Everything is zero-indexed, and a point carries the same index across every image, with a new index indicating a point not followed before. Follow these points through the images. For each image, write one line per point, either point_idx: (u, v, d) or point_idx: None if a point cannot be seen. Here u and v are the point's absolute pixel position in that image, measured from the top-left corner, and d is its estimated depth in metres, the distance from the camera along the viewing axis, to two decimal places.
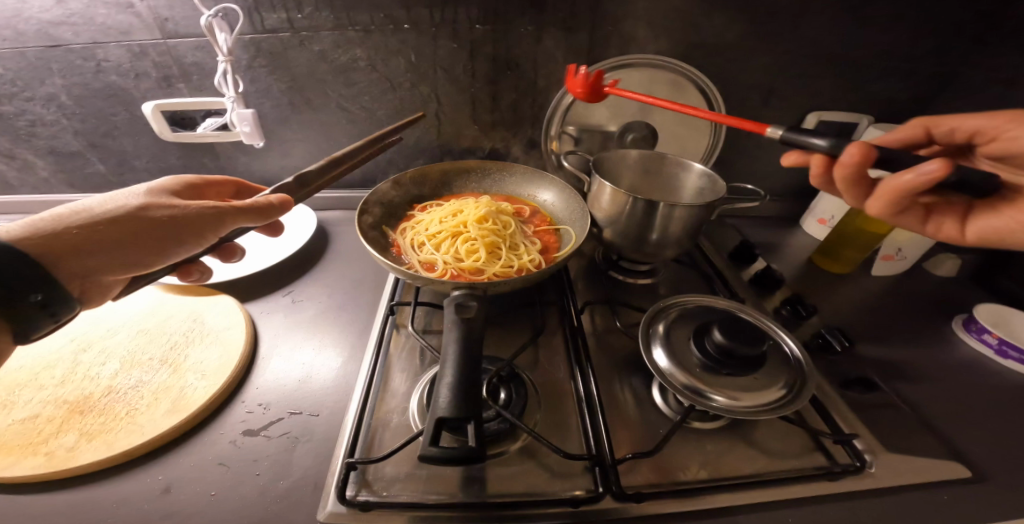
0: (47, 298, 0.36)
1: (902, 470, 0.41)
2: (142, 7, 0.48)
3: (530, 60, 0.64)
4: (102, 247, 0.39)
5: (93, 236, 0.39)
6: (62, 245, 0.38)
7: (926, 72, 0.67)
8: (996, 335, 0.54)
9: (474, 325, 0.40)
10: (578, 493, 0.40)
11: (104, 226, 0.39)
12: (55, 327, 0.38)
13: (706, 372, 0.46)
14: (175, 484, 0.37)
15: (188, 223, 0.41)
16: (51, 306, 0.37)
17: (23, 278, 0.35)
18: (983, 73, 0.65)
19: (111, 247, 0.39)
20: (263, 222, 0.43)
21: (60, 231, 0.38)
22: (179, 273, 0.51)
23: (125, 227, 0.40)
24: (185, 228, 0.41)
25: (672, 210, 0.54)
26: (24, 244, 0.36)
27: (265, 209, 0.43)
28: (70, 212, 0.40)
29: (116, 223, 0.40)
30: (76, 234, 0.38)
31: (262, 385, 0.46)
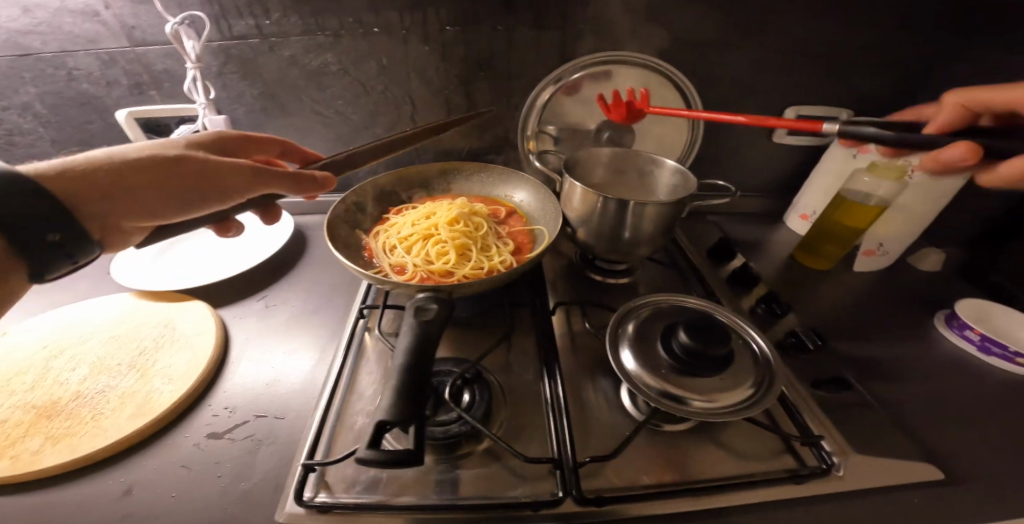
0: (65, 239, 0.35)
1: (871, 472, 0.40)
2: (108, 16, 0.49)
3: (503, 60, 0.64)
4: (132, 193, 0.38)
5: (129, 180, 0.38)
6: (93, 184, 0.37)
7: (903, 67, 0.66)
8: (978, 331, 0.53)
9: (432, 327, 0.40)
10: (538, 496, 0.40)
11: (140, 171, 0.39)
12: (71, 268, 0.37)
13: (672, 373, 0.45)
14: (136, 487, 0.38)
15: (227, 180, 0.41)
16: (71, 248, 0.36)
17: (49, 215, 0.34)
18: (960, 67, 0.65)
19: (143, 194, 0.38)
20: (301, 191, 0.45)
21: (94, 168, 0.37)
22: (219, 227, 0.54)
23: (158, 175, 0.39)
24: (220, 185, 0.41)
25: (642, 208, 0.54)
26: (54, 180, 0.35)
27: (306, 179, 0.45)
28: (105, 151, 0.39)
29: (152, 170, 0.39)
30: (109, 174, 0.38)
31: (230, 389, 0.46)
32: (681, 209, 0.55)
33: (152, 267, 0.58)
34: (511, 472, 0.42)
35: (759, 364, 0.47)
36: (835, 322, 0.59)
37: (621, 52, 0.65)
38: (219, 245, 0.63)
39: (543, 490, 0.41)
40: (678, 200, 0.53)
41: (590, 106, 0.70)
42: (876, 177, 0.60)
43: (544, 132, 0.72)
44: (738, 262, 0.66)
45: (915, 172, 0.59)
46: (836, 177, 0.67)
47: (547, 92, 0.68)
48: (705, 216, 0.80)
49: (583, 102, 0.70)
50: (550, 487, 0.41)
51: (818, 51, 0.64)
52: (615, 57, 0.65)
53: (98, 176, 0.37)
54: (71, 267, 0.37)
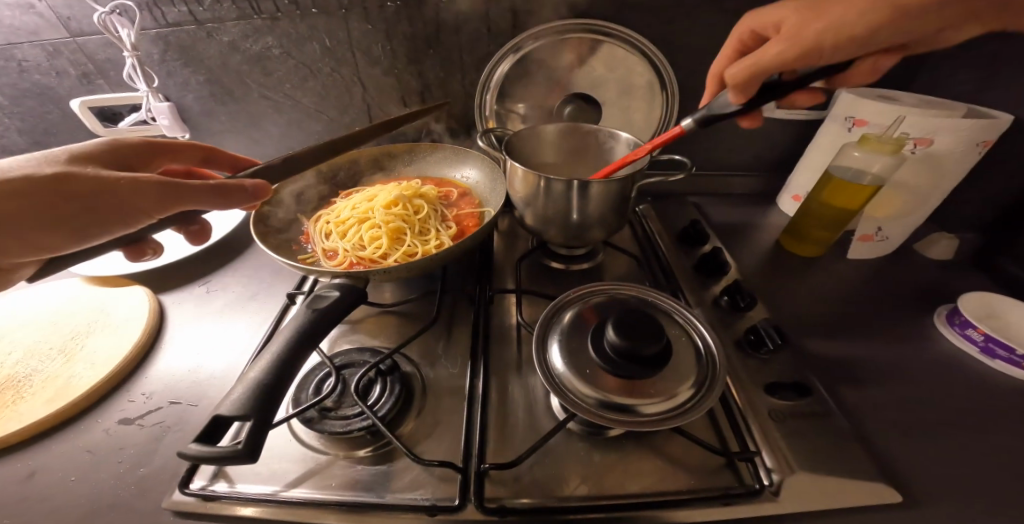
0: None
1: (815, 495, 0.34)
2: (42, 8, 0.52)
3: (452, 37, 0.61)
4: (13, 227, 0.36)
5: (9, 212, 0.36)
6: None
7: None
8: (981, 331, 0.46)
9: (323, 316, 0.38)
10: (436, 500, 0.37)
11: (21, 196, 0.36)
12: None
13: (600, 374, 0.40)
14: (39, 470, 0.39)
15: (122, 203, 0.38)
16: None
17: None
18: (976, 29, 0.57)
19: (27, 226, 0.36)
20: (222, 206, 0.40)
21: None
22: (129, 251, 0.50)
23: (40, 202, 0.36)
24: (116, 210, 0.38)
25: (583, 187, 0.49)
26: None
27: (226, 193, 0.40)
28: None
29: (34, 196, 0.36)
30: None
31: (153, 375, 0.47)
32: (630, 191, 0.51)
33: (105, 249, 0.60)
34: (413, 471, 0.39)
35: (701, 362, 0.42)
36: (812, 318, 0.52)
37: (580, 22, 0.60)
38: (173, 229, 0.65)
39: (444, 493, 0.37)
40: (623, 177, 0.48)
41: (550, 81, 0.65)
42: (868, 152, 0.53)
43: (509, 111, 0.68)
44: (709, 247, 0.60)
45: (916, 146, 0.52)
46: (828, 153, 0.60)
47: (502, 67, 0.63)
48: (684, 197, 0.74)
49: (542, 76, 0.65)
50: (453, 490, 0.38)
51: None
52: (569, 27, 0.60)
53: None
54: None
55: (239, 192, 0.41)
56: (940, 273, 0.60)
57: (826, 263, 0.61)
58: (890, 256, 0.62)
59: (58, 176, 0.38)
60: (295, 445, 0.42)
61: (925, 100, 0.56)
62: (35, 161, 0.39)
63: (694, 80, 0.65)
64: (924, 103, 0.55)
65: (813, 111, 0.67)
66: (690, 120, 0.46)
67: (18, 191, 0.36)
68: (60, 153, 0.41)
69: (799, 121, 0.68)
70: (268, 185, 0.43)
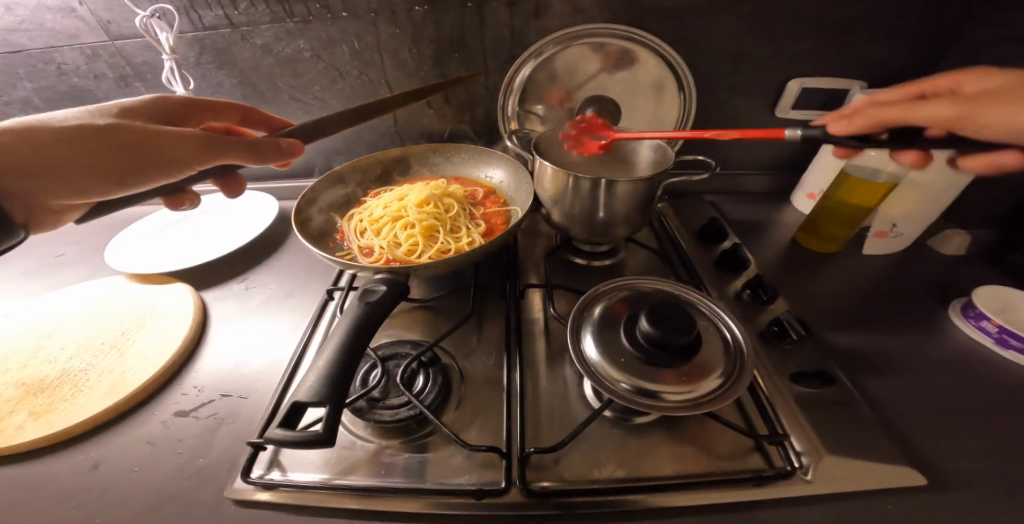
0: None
1: (846, 477, 0.37)
2: (84, 12, 0.53)
3: (478, 39, 0.62)
4: (61, 170, 0.39)
5: (63, 157, 0.39)
6: (26, 159, 0.38)
7: (916, 33, 0.61)
8: (995, 322, 0.48)
9: (374, 309, 0.39)
10: (483, 485, 0.39)
11: (77, 141, 0.40)
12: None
13: (635, 363, 0.42)
14: (103, 461, 0.41)
15: (166, 154, 0.41)
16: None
17: None
18: (988, 32, 0.59)
19: (78, 170, 0.39)
20: (257, 158, 0.44)
21: (17, 140, 0.38)
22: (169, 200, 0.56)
23: (90, 148, 0.40)
24: (161, 160, 0.41)
25: (612, 185, 0.51)
26: None
27: (262, 147, 0.44)
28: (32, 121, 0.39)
29: (86, 142, 0.40)
30: (37, 149, 0.39)
31: (201, 369, 0.49)
32: (654, 190, 0.53)
33: (145, 246, 0.62)
34: (457, 458, 0.41)
35: (730, 351, 0.44)
36: (832, 312, 0.54)
37: (600, 28, 0.62)
38: (207, 228, 0.66)
39: (489, 478, 0.40)
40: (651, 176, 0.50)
41: (572, 84, 0.67)
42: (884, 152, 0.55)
43: (529, 112, 0.70)
44: (729, 244, 0.62)
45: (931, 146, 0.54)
46: None
47: (525, 70, 0.65)
48: (701, 196, 0.76)
49: (563, 79, 0.67)
50: (497, 475, 0.40)
51: (812, 17, 0.60)
52: (589, 31, 0.62)
53: (28, 149, 0.39)
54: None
55: (273, 148, 0.45)
56: (953, 268, 0.62)
57: (843, 259, 0.63)
58: (905, 252, 0.65)
59: (107, 125, 0.41)
60: (343, 435, 0.44)
61: None
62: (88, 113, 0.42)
63: (713, 82, 0.67)
64: None
65: (826, 112, 0.68)
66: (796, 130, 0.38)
67: (68, 137, 0.39)
68: (111, 107, 0.44)
69: (814, 122, 0.70)
70: (301, 145, 0.46)
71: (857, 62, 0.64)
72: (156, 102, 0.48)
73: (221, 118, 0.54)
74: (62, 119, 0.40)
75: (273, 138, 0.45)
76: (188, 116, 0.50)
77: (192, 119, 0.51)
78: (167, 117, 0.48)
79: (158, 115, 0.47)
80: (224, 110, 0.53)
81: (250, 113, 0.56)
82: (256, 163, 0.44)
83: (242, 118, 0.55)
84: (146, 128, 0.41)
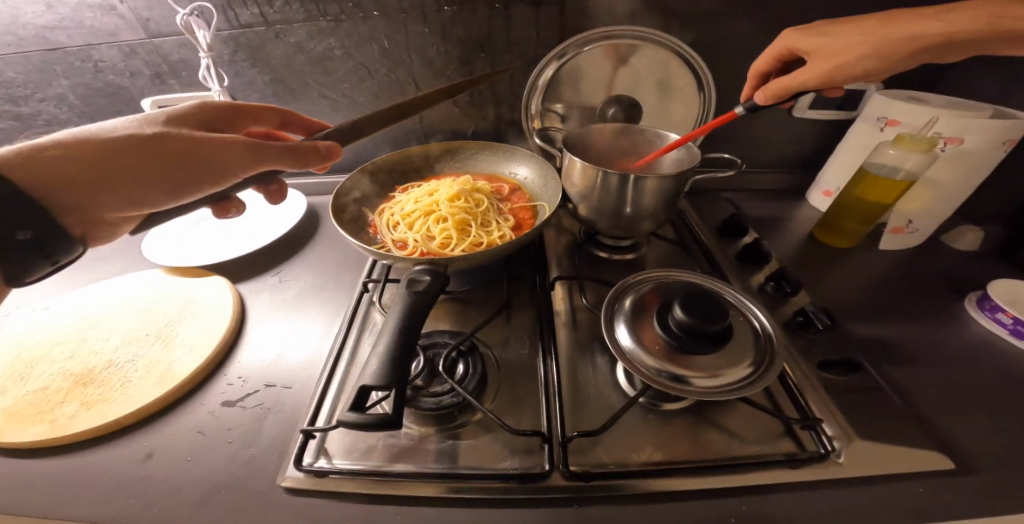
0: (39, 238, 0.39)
1: (875, 459, 0.39)
2: (124, 10, 0.57)
3: (505, 38, 0.63)
4: (115, 182, 0.40)
5: (116, 168, 0.40)
6: (80, 173, 0.39)
7: None
8: (1011, 314, 0.51)
9: (424, 298, 0.41)
10: (526, 469, 0.40)
11: (128, 152, 0.40)
12: (51, 268, 0.41)
13: (669, 351, 0.44)
14: (156, 450, 0.42)
15: (217, 162, 0.42)
16: (52, 250, 0.40)
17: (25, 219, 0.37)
18: None
19: (131, 181, 0.40)
20: (303, 164, 0.45)
21: (73, 152, 0.39)
22: (216, 210, 0.52)
23: (141, 158, 0.40)
24: (208, 168, 0.42)
25: (642, 181, 0.52)
26: (48, 154, 0.38)
27: (308, 154, 0.45)
28: (84, 132, 0.40)
29: (137, 152, 0.40)
30: (89, 162, 0.39)
31: (243, 361, 0.50)
32: (682, 187, 0.54)
33: (180, 240, 0.65)
34: (498, 445, 0.43)
35: (760, 341, 0.46)
36: (851, 304, 0.56)
37: (625, 29, 0.64)
38: (240, 224, 0.68)
39: (531, 463, 0.41)
40: (680, 172, 0.52)
41: (595, 83, 0.69)
42: (902, 150, 0.56)
43: (549, 111, 0.71)
44: (750, 239, 0.64)
45: (947, 145, 0.56)
46: (858, 151, 0.64)
47: (550, 69, 0.66)
48: (719, 194, 0.78)
49: (587, 78, 0.68)
50: (537, 460, 0.41)
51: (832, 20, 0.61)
52: (614, 32, 0.64)
53: (81, 160, 0.39)
54: (52, 266, 0.41)
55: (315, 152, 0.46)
56: (967, 263, 0.64)
57: (860, 254, 0.65)
58: (918, 248, 0.67)
59: (155, 134, 0.41)
60: None
61: (953, 102, 0.60)
62: (134, 122, 0.43)
63: (733, 82, 0.68)
64: (953, 104, 0.59)
65: (842, 113, 0.70)
66: (742, 108, 0.52)
67: (119, 148, 0.40)
68: (157, 115, 0.45)
69: (830, 121, 0.72)
70: (338, 147, 0.48)
71: None
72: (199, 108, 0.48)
73: (260, 122, 0.55)
74: (112, 129, 0.41)
75: (315, 143, 0.46)
76: (229, 121, 0.51)
77: (235, 123, 0.51)
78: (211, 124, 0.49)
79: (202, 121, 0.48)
80: (263, 114, 0.54)
81: (288, 115, 0.57)
82: (300, 168, 0.45)
83: (282, 121, 0.57)
84: (195, 136, 0.42)
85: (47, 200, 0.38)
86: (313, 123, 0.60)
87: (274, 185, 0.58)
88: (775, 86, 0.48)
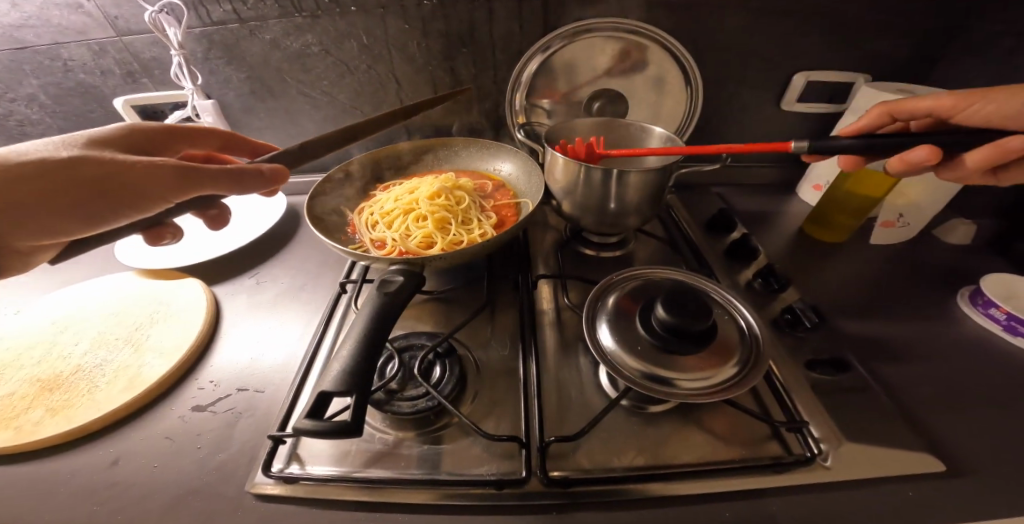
0: None
1: (864, 463, 0.38)
2: (92, 8, 0.55)
3: (487, 32, 0.62)
4: (26, 209, 0.38)
5: (32, 195, 0.38)
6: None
7: (920, 30, 0.62)
8: (1004, 310, 0.49)
9: (395, 299, 0.40)
10: (503, 475, 0.39)
11: (42, 178, 0.38)
12: None
13: (651, 351, 0.42)
14: (121, 458, 0.41)
15: (140, 187, 0.39)
16: None
17: None
18: (995, 28, 0.59)
19: (45, 208, 0.38)
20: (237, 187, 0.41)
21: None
22: (150, 234, 0.51)
23: (59, 185, 0.38)
24: (131, 194, 0.39)
25: (625, 175, 0.51)
26: None
27: (246, 176, 0.42)
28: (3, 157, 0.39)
29: (54, 179, 0.39)
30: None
31: (217, 364, 0.49)
32: (666, 181, 0.53)
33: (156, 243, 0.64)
34: (476, 449, 0.41)
35: (745, 340, 0.44)
36: (840, 300, 0.55)
37: (611, 21, 0.62)
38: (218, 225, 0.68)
39: (509, 468, 0.39)
40: (662, 166, 0.50)
41: (580, 77, 0.67)
42: None
43: (536, 106, 0.70)
44: (737, 235, 0.63)
45: None
46: None
47: (534, 62, 0.65)
48: (708, 188, 0.76)
49: (573, 72, 0.67)
50: (515, 465, 0.40)
51: (821, 11, 0.60)
52: (600, 25, 0.62)
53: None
54: None
55: (256, 175, 0.43)
56: (960, 257, 0.63)
57: (849, 249, 0.64)
58: (910, 242, 0.66)
59: (73, 158, 0.39)
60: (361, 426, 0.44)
61: None
62: (57, 145, 0.41)
63: (722, 75, 0.67)
64: None
65: (832, 107, 0.69)
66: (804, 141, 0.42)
67: (38, 173, 0.39)
68: (81, 138, 0.43)
69: (819, 115, 0.71)
70: (285, 169, 0.45)
71: (866, 56, 0.64)
72: (129, 132, 0.47)
73: (200, 144, 0.54)
74: (27, 154, 0.40)
75: (256, 164, 0.43)
76: (165, 145, 0.49)
77: (171, 145, 0.49)
78: (139, 147, 0.47)
79: (131, 145, 0.46)
80: (203, 136, 0.53)
81: (233, 140, 0.56)
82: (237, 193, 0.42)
83: (224, 144, 0.55)
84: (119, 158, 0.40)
85: None
86: (260, 148, 0.60)
87: (213, 211, 0.57)
88: (892, 105, 0.47)
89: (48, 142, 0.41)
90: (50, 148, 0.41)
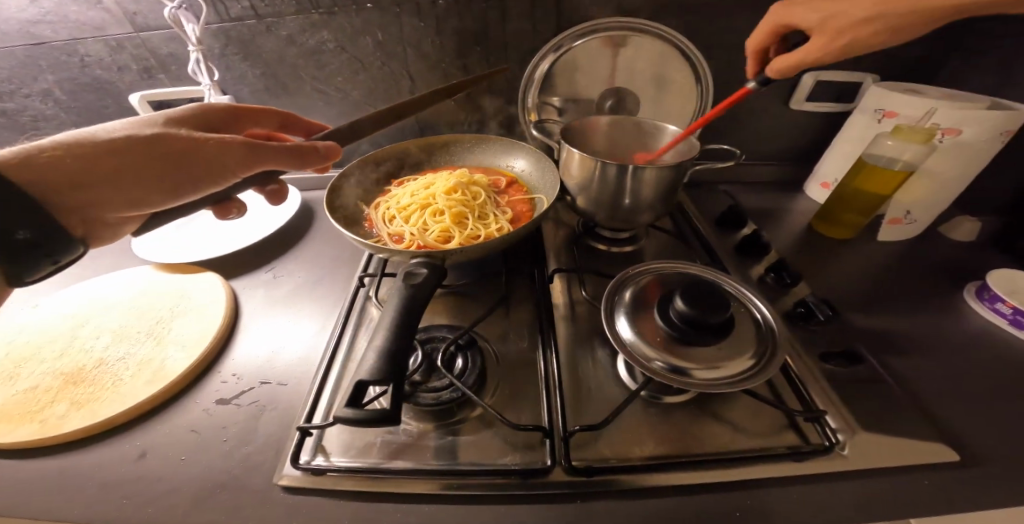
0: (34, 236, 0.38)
1: (880, 451, 0.39)
2: (110, 4, 0.56)
3: (502, 29, 0.62)
4: (115, 181, 0.40)
5: (116, 169, 0.40)
6: (79, 174, 0.39)
7: None
8: (1010, 304, 0.50)
9: (421, 290, 0.40)
10: (529, 464, 0.39)
11: (124, 153, 0.40)
12: (53, 267, 0.41)
13: (671, 344, 0.43)
14: (149, 450, 0.41)
15: (214, 162, 0.43)
16: (54, 253, 0.40)
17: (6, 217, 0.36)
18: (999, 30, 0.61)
19: (131, 179, 0.41)
20: (300, 163, 0.45)
21: (76, 151, 0.39)
22: (218, 208, 0.54)
23: (144, 159, 0.41)
24: (209, 168, 0.43)
25: (641, 172, 0.51)
26: (48, 154, 0.39)
27: (310, 153, 0.46)
28: (86, 134, 0.40)
29: (137, 153, 0.41)
30: (88, 162, 0.39)
31: (238, 358, 0.50)
32: (681, 177, 0.54)
33: (172, 239, 0.64)
34: (500, 439, 0.42)
35: (761, 332, 0.45)
36: (849, 295, 0.57)
37: (626, 21, 0.63)
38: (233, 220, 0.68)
39: (532, 458, 0.40)
40: (678, 163, 0.51)
41: (593, 75, 0.68)
42: (900, 141, 0.57)
43: (548, 103, 0.71)
44: (748, 231, 0.64)
45: (944, 136, 0.56)
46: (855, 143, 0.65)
47: (547, 60, 0.66)
48: (717, 185, 0.77)
49: (586, 70, 0.68)
50: (539, 455, 0.40)
51: None
52: (614, 23, 0.63)
53: (84, 162, 0.39)
54: (52, 266, 0.41)
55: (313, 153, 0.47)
56: (965, 253, 0.64)
57: (857, 245, 0.65)
58: (916, 238, 0.67)
59: (154, 135, 0.42)
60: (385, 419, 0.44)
61: (951, 93, 0.60)
62: (133, 123, 0.43)
63: (732, 74, 0.68)
64: (949, 95, 0.59)
65: (839, 105, 0.70)
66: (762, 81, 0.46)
67: (120, 149, 0.40)
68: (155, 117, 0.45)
69: (825, 113, 0.72)
70: (337, 147, 0.49)
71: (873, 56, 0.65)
72: (199, 112, 0.49)
73: (261, 124, 0.56)
74: (110, 131, 0.41)
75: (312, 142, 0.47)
76: (231, 122, 0.52)
77: (235, 125, 0.52)
78: (210, 124, 0.50)
79: (203, 123, 0.49)
80: (264, 117, 0.56)
81: (289, 119, 0.59)
82: (298, 169, 0.46)
83: (282, 124, 0.58)
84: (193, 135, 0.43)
85: (47, 199, 0.39)
86: (315, 126, 0.61)
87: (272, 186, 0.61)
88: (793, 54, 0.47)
89: (123, 121, 0.43)
90: (126, 125, 0.43)
